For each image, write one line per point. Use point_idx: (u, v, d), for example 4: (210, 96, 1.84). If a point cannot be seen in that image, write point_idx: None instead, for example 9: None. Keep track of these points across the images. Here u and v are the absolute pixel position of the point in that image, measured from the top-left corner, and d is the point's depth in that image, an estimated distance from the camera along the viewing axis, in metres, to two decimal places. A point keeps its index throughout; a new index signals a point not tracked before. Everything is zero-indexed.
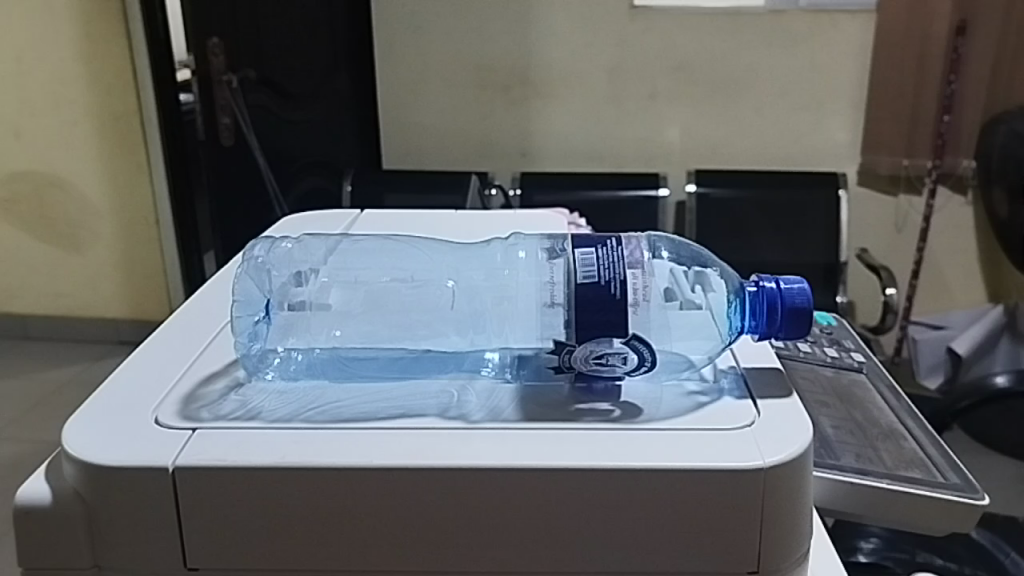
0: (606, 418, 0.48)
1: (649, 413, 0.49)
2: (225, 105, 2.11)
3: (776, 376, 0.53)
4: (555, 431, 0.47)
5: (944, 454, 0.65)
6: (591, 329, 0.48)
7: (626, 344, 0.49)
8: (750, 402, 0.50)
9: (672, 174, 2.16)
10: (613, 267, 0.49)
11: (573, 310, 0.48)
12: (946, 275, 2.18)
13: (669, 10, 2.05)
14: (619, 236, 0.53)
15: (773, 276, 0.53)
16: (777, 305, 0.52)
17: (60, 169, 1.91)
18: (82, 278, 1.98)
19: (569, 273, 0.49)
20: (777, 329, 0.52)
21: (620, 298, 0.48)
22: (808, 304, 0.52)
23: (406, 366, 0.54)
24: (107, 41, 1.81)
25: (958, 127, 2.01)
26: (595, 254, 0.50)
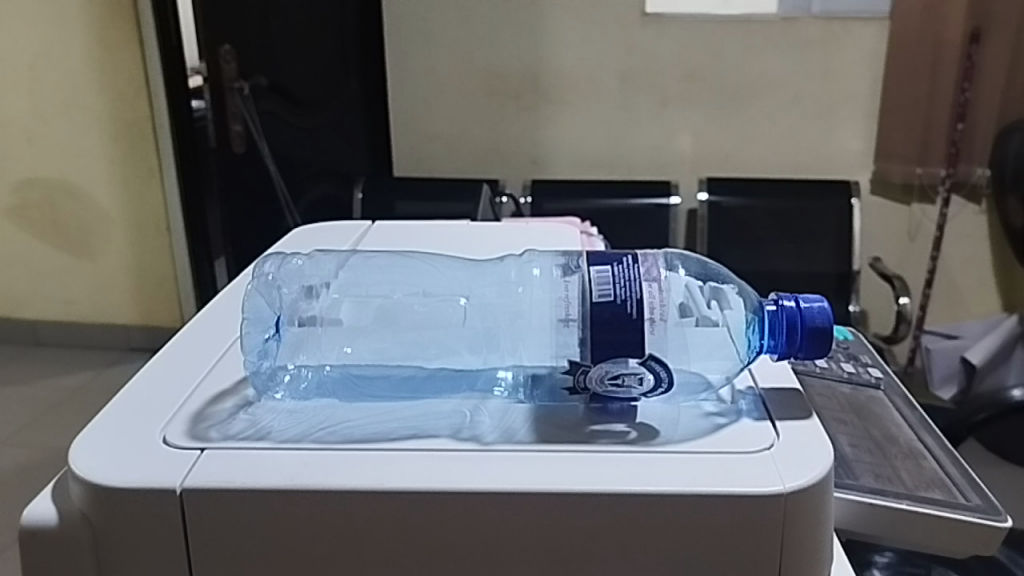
0: (622, 441, 0.47)
1: (664, 435, 0.48)
2: (235, 111, 2.08)
3: (795, 398, 0.52)
4: (568, 455, 0.46)
5: (965, 473, 0.64)
6: (607, 349, 0.47)
7: (642, 364, 0.48)
8: (768, 423, 0.49)
9: (683, 182, 2.15)
10: (630, 285, 0.48)
11: (588, 329, 0.47)
12: (959, 284, 2.17)
13: (680, 17, 2.04)
14: (635, 253, 0.52)
15: (793, 295, 0.52)
16: (797, 325, 0.51)
17: (71, 176, 1.91)
18: (94, 285, 1.99)
19: (584, 290, 0.48)
20: (797, 348, 0.51)
21: (636, 316, 0.47)
22: (829, 323, 0.51)
23: (418, 386, 0.53)
24: (119, 48, 1.82)
25: (971, 135, 1.99)
26: (611, 271, 0.49)
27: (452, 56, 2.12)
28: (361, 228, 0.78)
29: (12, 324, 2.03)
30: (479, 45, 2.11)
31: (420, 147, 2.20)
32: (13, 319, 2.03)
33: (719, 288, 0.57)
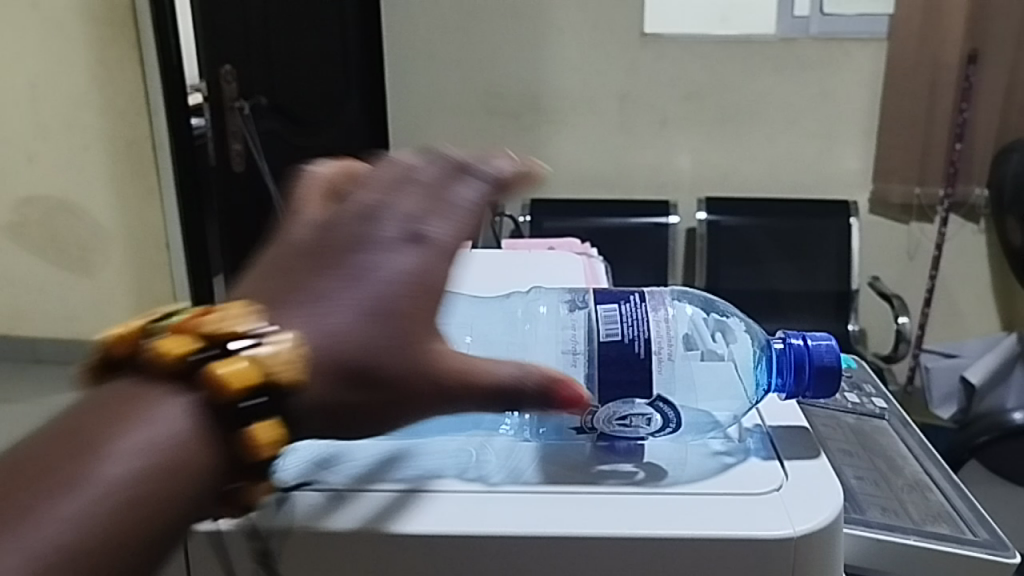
0: (629, 481, 0.48)
1: (671, 476, 0.48)
2: (236, 131, 2.10)
3: (802, 441, 0.52)
4: (571, 496, 0.46)
5: (972, 507, 0.64)
6: (614, 390, 0.48)
7: (650, 404, 0.48)
8: (777, 462, 0.49)
9: (683, 201, 2.15)
10: (636, 324, 0.48)
11: (596, 368, 0.48)
12: (958, 302, 2.17)
13: (679, 38, 2.05)
14: (643, 290, 0.53)
15: (801, 332, 0.53)
16: (805, 363, 0.52)
17: (85, 200, 2.16)
18: (102, 298, 2.25)
19: (591, 331, 0.49)
20: (806, 388, 0.52)
21: (643, 355, 0.47)
22: (837, 360, 0.51)
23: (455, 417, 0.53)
24: (121, 68, 2.00)
25: (970, 155, 1.98)
26: (618, 309, 0.49)
27: (452, 75, 2.13)
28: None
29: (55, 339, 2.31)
30: (478, 66, 2.11)
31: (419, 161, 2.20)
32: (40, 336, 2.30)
33: (724, 321, 0.58)
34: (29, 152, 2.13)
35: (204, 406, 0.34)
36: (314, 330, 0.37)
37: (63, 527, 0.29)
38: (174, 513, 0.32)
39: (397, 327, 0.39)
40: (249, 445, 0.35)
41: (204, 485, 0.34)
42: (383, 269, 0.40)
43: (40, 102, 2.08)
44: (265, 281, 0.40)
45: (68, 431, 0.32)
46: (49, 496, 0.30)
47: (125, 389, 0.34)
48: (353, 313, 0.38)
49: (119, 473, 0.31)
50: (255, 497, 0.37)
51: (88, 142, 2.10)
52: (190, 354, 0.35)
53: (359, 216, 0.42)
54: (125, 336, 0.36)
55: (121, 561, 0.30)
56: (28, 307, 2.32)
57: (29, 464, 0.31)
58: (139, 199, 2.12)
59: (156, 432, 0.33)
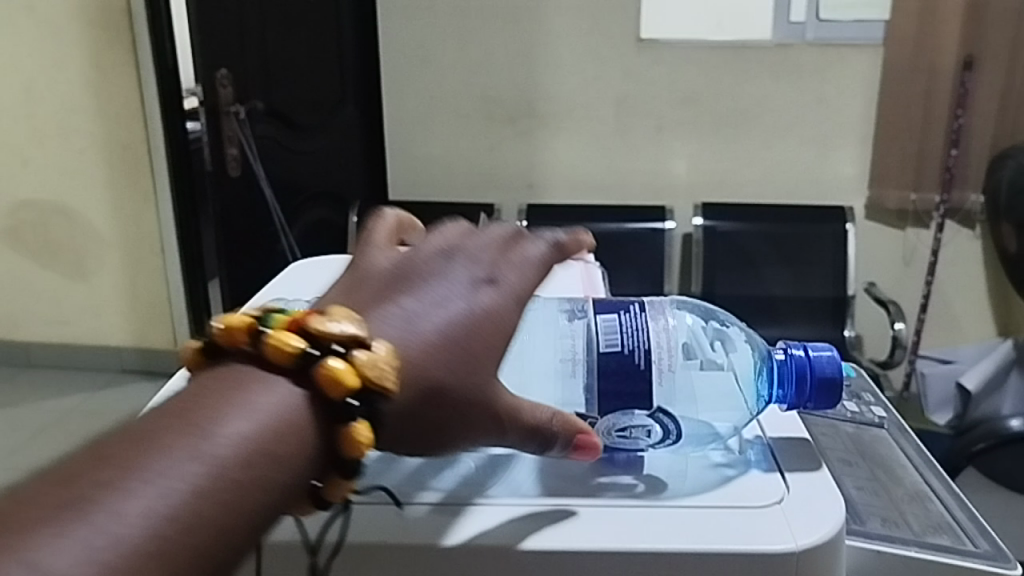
0: (630, 493, 0.48)
1: (671, 488, 0.49)
2: (232, 136, 2.02)
3: (800, 454, 0.52)
4: (574, 510, 0.47)
5: (972, 518, 0.64)
6: (613, 401, 0.49)
7: (650, 416, 0.49)
8: (778, 475, 0.50)
9: (679, 207, 2.15)
10: (636, 335, 0.49)
11: (596, 378, 0.48)
12: (954, 308, 2.17)
13: (675, 43, 2.04)
14: (642, 299, 0.53)
15: (802, 343, 0.53)
16: (806, 375, 0.52)
17: (72, 202, 2.20)
18: (94, 301, 2.28)
19: (591, 341, 0.49)
20: (806, 399, 0.53)
21: (644, 367, 0.48)
22: (837, 372, 0.52)
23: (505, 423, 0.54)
24: (114, 71, 2.06)
25: (966, 161, 1.98)
26: (618, 319, 0.50)
27: (449, 79, 2.12)
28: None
29: (47, 345, 2.33)
30: (475, 71, 2.11)
31: (415, 167, 2.19)
32: (33, 340, 2.33)
33: (723, 330, 0.57)
34: (23, 156, 2.16)
35: (311, 402, 0.36)
36: (404, 346, 0.39)
37: (187, 494, 0.30)
38: (278, 500, 0.33)
39: (473, 356, 0.41)
40: (344, 444, 0.36)
41: (302, 478, 0.35)
42: (466, 300, 0.42)
43: (39, 108, 2.12)
44: (351, 293, 0.41)
45: (186, 409, 0.33)
46: (175, 463, 0.30)
47: (237, 377, 0.35)
48: (434, 336, 0.40)
49: (237, 452, 0.32)
50: (337, 498, 0.37)
51: (84, 146, 2.14)
52: (304, 349, 0.36)
53: (440, 247, 0.44)
54: (231, 321, 0.37)
55: (230, 536, 0.31)
56: (24, 311, 2.32)
57: (151, 431, 0.32)
58: (137, 205, 2.17)
59: (269, 417, 0.34)
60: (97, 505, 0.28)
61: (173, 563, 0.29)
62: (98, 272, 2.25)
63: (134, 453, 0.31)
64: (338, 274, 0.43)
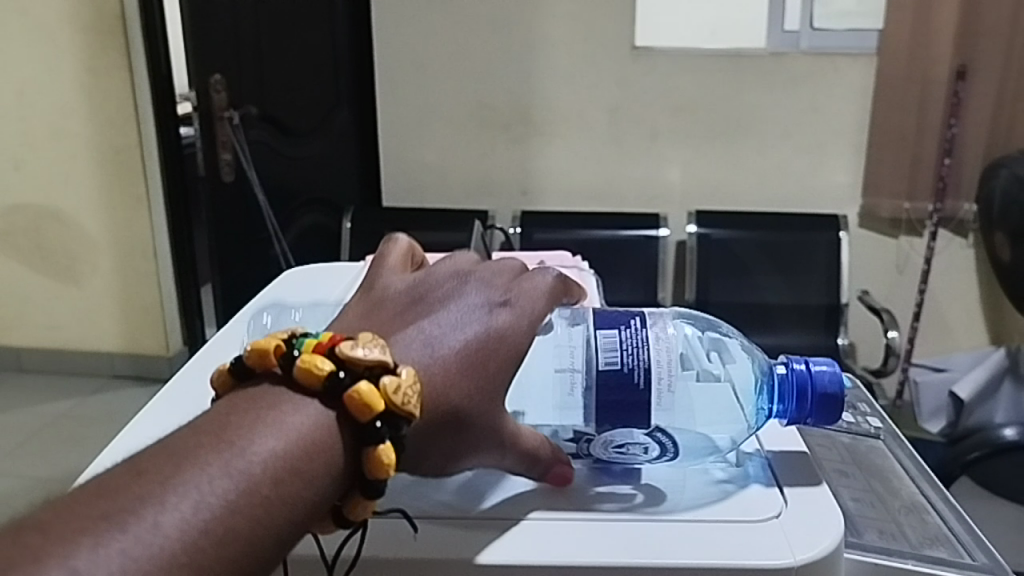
0: (630, 506, 0.51)
1: (667, 503, 0.51)
2: (226, 140, 2.07)
3: (798, 471, 0.54)
4: (576, 526, 0.49)
5: (970, 530, 0.63)
6: (615, 419, 0.51)
7: (650, 436, 0.52)
8: (777, 490, 0.52)
9: (673, 215, 2.15)
10: (636, 352, 0.50)
11: (595, 396, 0.50)
12: (947, 318, 2.17)
13: (669, 51, 2.05)
14: (644, 311, 0.54)
15: (804, 359, 0.55)
16: (808, 390, 0.53)
17: (63, 206, 2.18)
18: (85, 307, 2.26)
19: (589, 356, 0.51)
20: (808, 414, 0.54)
21: (642, 386, 0.50)
22: (838, 388, 0.53)
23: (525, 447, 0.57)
24: (107, 74, 2.05)
25: (959, 171, 1.99)
26: (618, 335, 0.51)
27: (442, 87, 2.12)
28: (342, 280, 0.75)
29: (40, 349, 2.32)
30: (468, 78, 2.11)
31: (409, 174, 2.19)
32: (26, 347, 2.33)
33: (720, 339, 0.59)
34: (16, 160, 2.15)
35: (338, 423, 0.40)
36: (427, 366, 0.44)
37: (218, 506, 0.34)
38: (302, 514, 0.37)
39: (483, 376, 0.46)
40: (368, 463, 0.40)
41: (329, 495, 0.39)
42: (477, 325, 0.47)
43: (33, 111, 2.11)
44: (377, 321, 0.46)
45: (224, 428, 0.38)
46: (211, 478, 0.35)
47: (270, 399, 0.40)
48: (456, 357, 0.45)
49: (264, 470, 0.36)
50: (358, 517, 0.41)
51: (76, 150, 2.13)
52: (332, 374, 0.40)
53: (456, 276, 0.49)
54: (266, 346, 0.41)
55: (260, 545, 0.35)
56: (16, 315, 2.31)
57: (191, 448, 0.36)
58: (130, 209, 2.16)
59: (297, 438, 0.38)
60: (139, 518, 0.33)
61: (204, 568, 0.33)
62: (90, 277, 2.24)
63: (175, 468, 0.35)
64: (362, 301, 0.48)
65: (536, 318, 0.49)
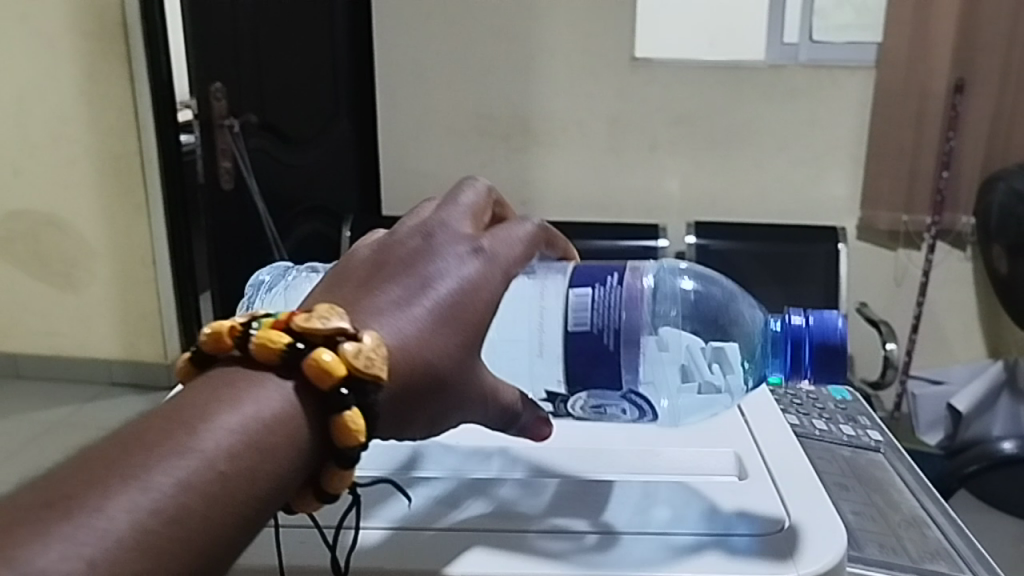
0: (579, 546, 0.56)
1: (621, 547, 0.55)
2: (226, 148, 2.17)
3: (749, 504, 0.59)
4: (515, 562, 0.54)
5: (969, 544, 0.64)
6: (590, 375, 0.59)
7: (622, 394, 0.61)
8: (731, 529, 0.57)
9: (672, 225, 2.15)
10: (607, 313, 0.58)
11: (569, 354, 0.59)
12: (945, 331, 2.17)
13: (669, 63, 2.05)
14: (625, 267, 0.61)
15: (805, 314, 0.60)
16: (805, 343, 0.59)
17: (62, 213, 2.18)
18: (83, 314, 2.27)
19: (565, 314, 0.59)
20: (806, 366, 0.59)
21: (612, 346, 0.58)
22: (834, 339, 0.59)
23: (527, 461, 0.66)
24: (108, 81, 2.05)
25: (957, 183, 1.99)
26: (591, 294, 0.59)
27: (441, 96, 2.12)
28: (280, 269, 0.74)
29: (39, 356, 2.32)
30: (469, 88, 2.11)
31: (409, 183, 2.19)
32: (24, 354, 2.33)
33: (722, 350, 0.65)
34: (15, 166, 2.15)
35: (297, 395, 0.44)
36: (403, 321, 0.50)
37: (173, 484, 0.38)
38: (264, 486, 0.41)
39: (459, 326, 0.52)
40: (336, 430, 0.44)
41: (293, 467, 0.43)
42: (449, 277, 0.53)
43: (33, 118, 2.11)
44: (343, 292, 0.51)
45: (183, 414, 0.41)
46: (170, 462, 0.38)
47: (233, 380, 0.44)
48: (426, 317, 0.51)
49: (220, 447, 0.40)
50: (337, 488, 0.46)
51: (76, 157, 2.13)
52: (289, 345, 0.44)
53: (421, 237, 0.55)
54: (221, 329, 0.46)
55: (222, 518, 0.39)
56: (15, 322, 2.31)
57: (146, 435, 0.40)
58: (128, 217, 2.16)
59: (252, 416, 0.42)
60: (88, 503, 0.35)
61: (163, 544, 0.36)
62: (88, 284, 2.24)
63: (134, 453, 0.38)
64: (328, 276, 0.53)
65: (510, 263, 0.55)
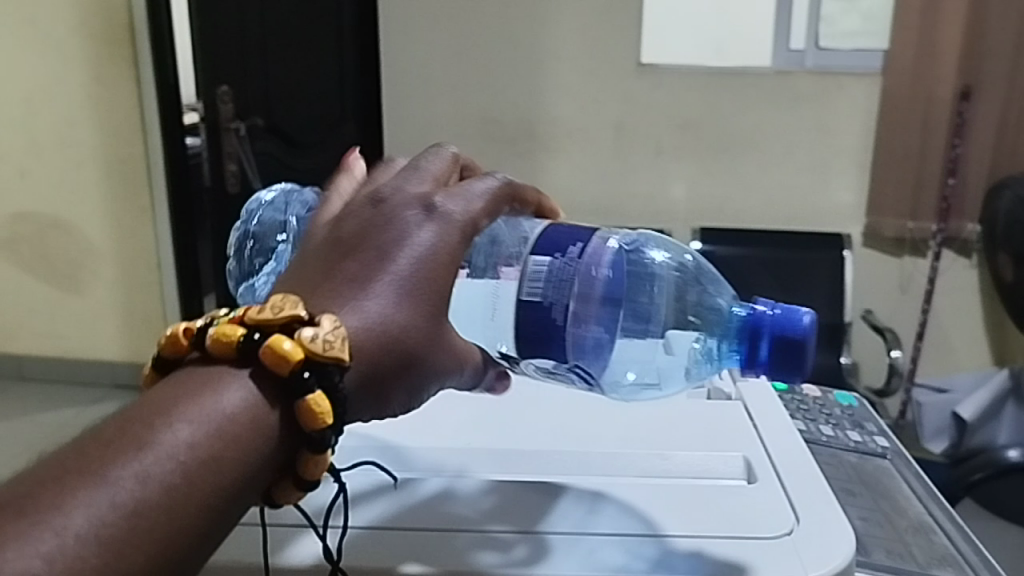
0: (507, 559, 0.51)
1: (552, 566, 0.51)
2: (232, 152, 2.23)
3: (762, 506, 0.56)
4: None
5: (977, 550, 0.64)
6: (533, 348, 0.55)
7: (566, 367, 0.57)
8: (748, 530, 0.54)
9: (677, 231, 2.15)
10: (559, 288, 0.54)
11: (518, 324, 0.55)
12: (951, 338, 2.17)
13: (675, 69, 2.06)
14: (592, 236, 0.56)
15: (776, 306, 0.55)
16: (767, 339, 0.54)
17: (66, 214, 2.19)
18: (86, 315, 2.27)
19: (518, 284, 0.55)
20: (766, 362, 0.54)
21: (560, 323, 0.54)
22: (796, 335, 0.53)
23: (499, 458, 0.62)
24: (115, 83, 2.07)
25: (963, 191, 1.98)
26: (547, 265, 0.54)
27: (447, 101, 2.12)
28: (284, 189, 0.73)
29: (42, 358, 2.33)
30: (475, 93, 2.11)
31: None
32: (28, 355, 2.33)
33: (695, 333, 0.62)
34: (21, 167, 2.16)
35: (257, 387, 0.40)
36: (364, 296, 0.44)
37: (132, 480, 0.35)
38: (235, 478, 0.38)
39: (427, 291, 0.46)
40: (302, 416, 0.40)
41: (266, 460, 0.40)
42: (408, 242, 0.46)
43: (39, 119, 2.12)
44: (301, 273, 0.46)
45: (145, 408, 0.38)
46: (125, 458, 0.36)
47: (195, 378, 0.40)
48: (385, 289, 0.45)
49: (181, 438, 0.37)
50: (315, 474, 0.42)
51: (81, 159, 2.13)
52: (244, 337, 0.41)
53: (371, 199, 0.49)
54: (176, 333, 0.42)
55: (188, 512, 0.36)
56: (17, 323, 2.30)
57: (102, 433, 0.37)
58: (133, 220, 2.17)
59: (214, 407, 0.39)
60: (42, 505, 0.33)
61: (123, 543, 0.34)
62: (92, 285, 2.24)
63: (89, 453, 0.36)
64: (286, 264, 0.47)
65: (470, 220, 0.48)
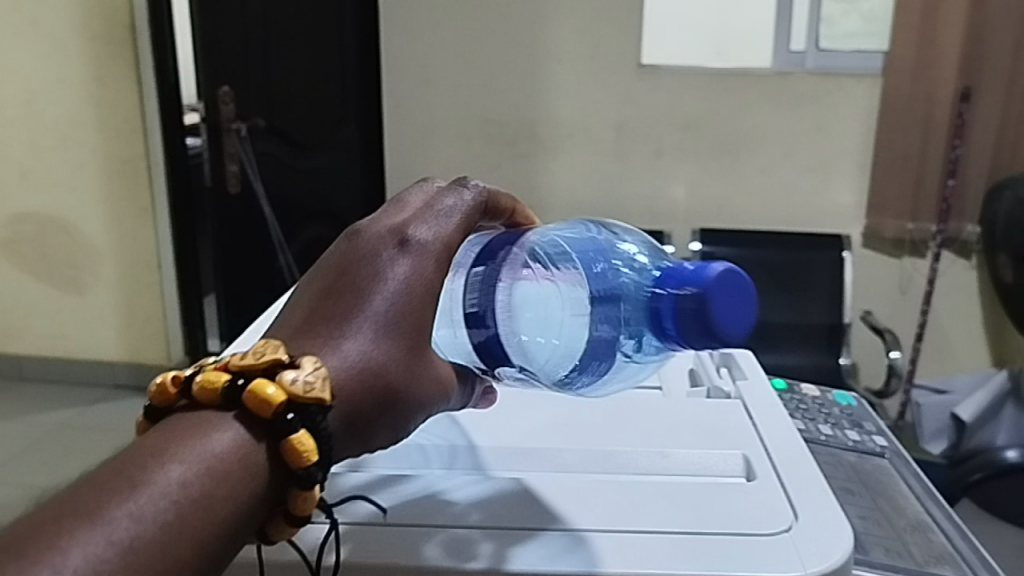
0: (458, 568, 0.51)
1: (516, 562, 0.52)
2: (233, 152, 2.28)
3: (759, 502, 0.57)
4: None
5: (974, 548, 0.64)
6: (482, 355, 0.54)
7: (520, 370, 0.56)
8: (747, 533, 0.54)
9: (678, 232, 2.15)
10: (489, 293, 0.52)
11: (463, 331, 0.54)
12: (951, 339, 2.17)
13: (677, 69, 2.06)
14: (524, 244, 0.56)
15: (676, 280, 0.49)
16: (669, 317, 0.49)
17: (67, 214, 2.19)
18: (87, 316, 2.27)
19: (459, 294, 0.54)
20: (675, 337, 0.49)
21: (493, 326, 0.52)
22: (696, 305, 0.48)
23: (517, 456, 0.62)
24: (116, 83, 2.08)
25: (963, 192, 1.98)
26: (484, 272, 0.53)
27: (447, 101, 2.13)
28: None
29: (41, 358, 2.33)
30: (477, 93, 2.12)
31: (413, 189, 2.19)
32: (26, 356, 2.33)
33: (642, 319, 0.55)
34: (23, 168, 2.17)
35: (246, 430, 0.40)
36: (345, 337, 0.44)
37: (126, 519, 0.34)
38: (228, 517, 0.37)
39: (406, 324, 0.46)
40: (286, 453, 0.40)
41: (256, 501, 0.39)
42: (385, 277, 0.46)
43: (41, 120, 2.13)
44: (285, 320, 0.46)
45: (137, 453, 0.37)
46: (121, 496, 0.34)
47: (186, 425, 0.40)
48: (361, 328, 0.45)
49: (173, 477, 0.36)
50: (305, 509, 0.41)
51: (82, 160, 2.14)
52: (228, 383, 0.40)
53: (348, 237, 0.49)
54: (165, 381, 0.42)
55: (181, 550, 0.35)
56: (18, 322, 2.31)
57: (94, 476, 0.36)
58: (134, 220, 2.18)
59: (204, 451, 0.38)
60: (40, 542, 0.32)
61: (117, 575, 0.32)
62: (93, 286, 2.25)
63: (83, 492, 0.34)
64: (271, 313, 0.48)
65: (444, 246, 0.48)
